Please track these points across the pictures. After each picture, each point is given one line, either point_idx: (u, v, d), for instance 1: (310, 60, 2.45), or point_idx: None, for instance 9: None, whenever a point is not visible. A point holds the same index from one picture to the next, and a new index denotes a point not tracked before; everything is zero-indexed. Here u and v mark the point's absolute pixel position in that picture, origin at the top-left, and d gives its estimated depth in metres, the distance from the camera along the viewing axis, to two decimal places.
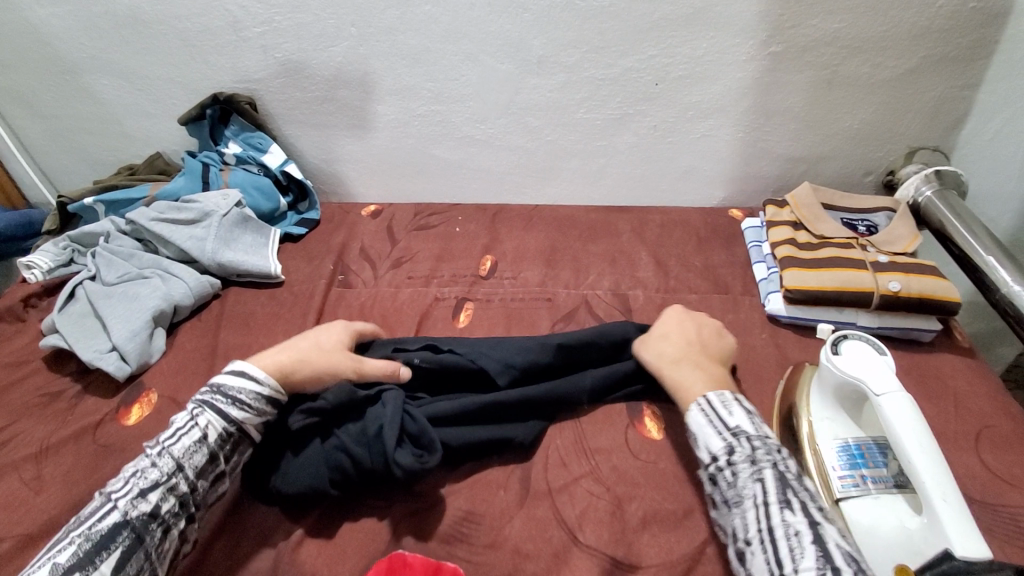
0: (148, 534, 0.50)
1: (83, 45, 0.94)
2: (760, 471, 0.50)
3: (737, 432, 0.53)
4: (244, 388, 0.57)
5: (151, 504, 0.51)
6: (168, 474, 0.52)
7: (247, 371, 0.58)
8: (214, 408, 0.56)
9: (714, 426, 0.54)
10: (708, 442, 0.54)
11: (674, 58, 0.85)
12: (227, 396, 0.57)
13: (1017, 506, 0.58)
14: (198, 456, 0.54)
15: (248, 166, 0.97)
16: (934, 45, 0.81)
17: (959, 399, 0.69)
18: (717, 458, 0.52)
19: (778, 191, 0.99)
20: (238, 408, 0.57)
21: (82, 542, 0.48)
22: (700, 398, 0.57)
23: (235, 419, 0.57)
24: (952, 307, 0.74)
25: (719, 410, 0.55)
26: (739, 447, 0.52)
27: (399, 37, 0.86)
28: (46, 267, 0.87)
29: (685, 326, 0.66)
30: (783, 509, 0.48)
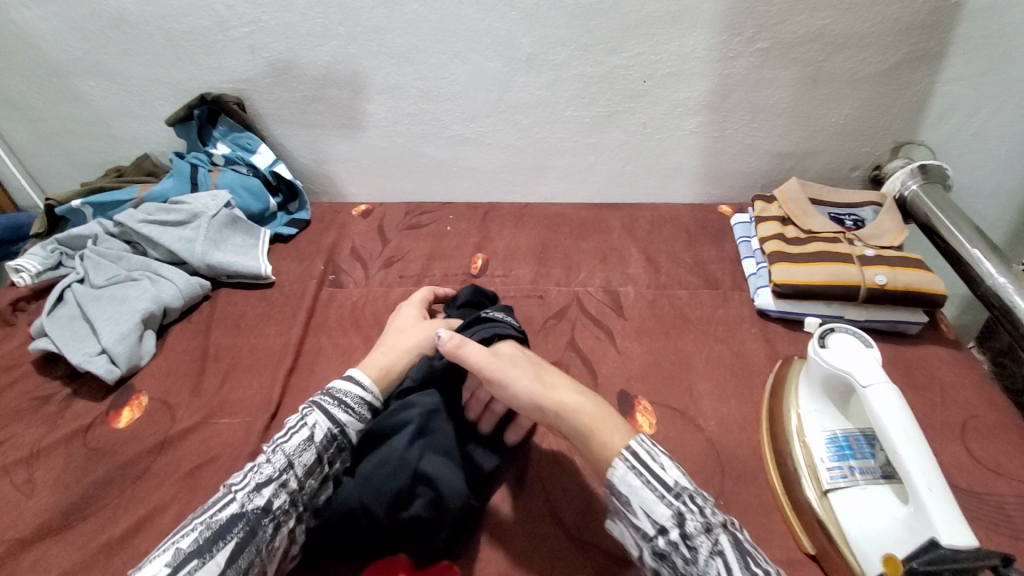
0: (260, 528, 0.50)
1: (67, 46, 0.93)
2: (716, 541, 0.46)
3: (678, 492, 0.48)
4: (346, 390, 0.60)
5: (265, 499, 0.51)
6: (281, 470, 0.53)
7: (354, 378, 0.62)
8: (321, 408, 0.58)
9: (654, 488, 0.48)
10: (650, 510, 0.48)
11: (661, 55, 0.85)
12: (335, 398, 0.59)
13: (1001, 494, 0.59)
14: (308, 454, 0.55)
15: (236, 167, 0.97)
16: (917, 41, 0.82)
17: (945, 390, 0.70)
18: (667, 529, 0.47)
19: (767, 186, 1.00)
20: (343, 411, 0.59)
21: (202, 530, 0.49)
22: (624, 451, 0.50)
23: (340, 421, 0.58)
24: (937, 299, 0.75)
25: (649, 464, 0.50)
26: (689, 515, 0.47)
27: (387, 36, 0.86)
28: (35, 270, 0.87)
29: (514, 360, 0.58)
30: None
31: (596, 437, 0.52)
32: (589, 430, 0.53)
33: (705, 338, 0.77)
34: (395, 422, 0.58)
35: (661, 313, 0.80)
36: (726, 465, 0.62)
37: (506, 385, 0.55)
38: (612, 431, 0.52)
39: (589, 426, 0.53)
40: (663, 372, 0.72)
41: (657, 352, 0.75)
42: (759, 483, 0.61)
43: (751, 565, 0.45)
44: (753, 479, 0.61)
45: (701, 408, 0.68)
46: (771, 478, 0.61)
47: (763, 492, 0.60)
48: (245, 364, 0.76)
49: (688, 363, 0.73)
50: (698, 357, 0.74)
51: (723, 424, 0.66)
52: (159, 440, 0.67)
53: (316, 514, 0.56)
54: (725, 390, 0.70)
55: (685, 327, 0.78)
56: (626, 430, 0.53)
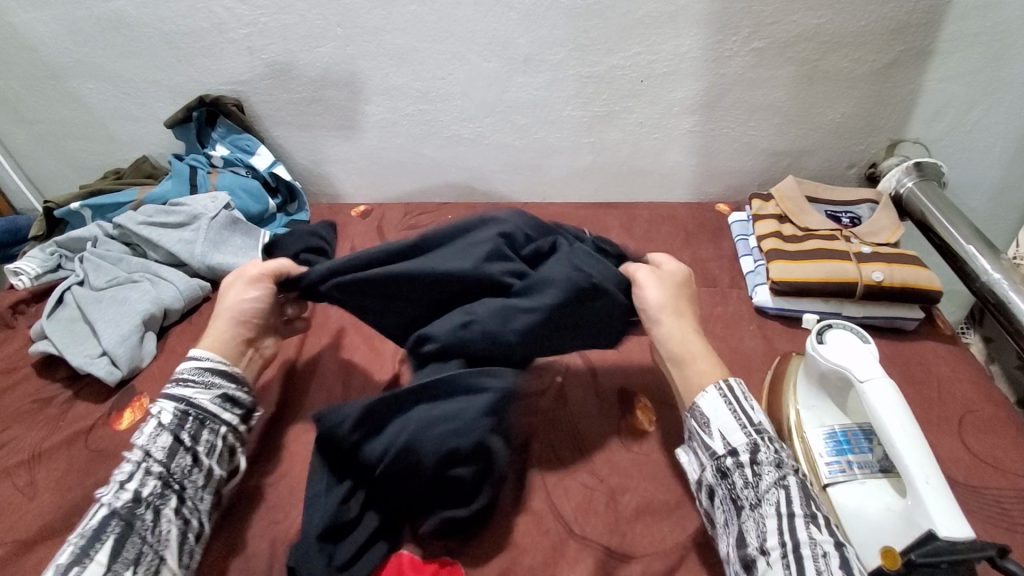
0: (137, 518, 0.50)
1: (65, 49, 0.93)
2: (784, 477, 0.49)
3: (760, 428, 0.52)
4: (183, 366, 0.59)
5: (131, 492, 0.51)
6: (139, 461, 0.53)
7: (196, 355, 0.60)
8: (166, 395, 0.58)
9: (738, 417, 0.52)
10: (726, 435, 0.52)
11: (658, 55, 0.86)
12: (180, 382, 0.58)
13: (998, 487, 0.60)
14: (163, 438, 0.55)
15: (235, 168, 0.97)
16: (912, 39, 0.83)
17: (941, 384, 0.71)
18: (736, 453, 0.51)
19: (764, 184, 1.00)
20: (181, 386, 0.58)
21: (76, 540, 0.48)
22: (722, 382, 0.55)
23: (189, 399, 0.57)
24: (933, 296, 0.76)
25: (741, 402, 0.53)
26: (763, 448, 0.51)
27: (386, 37, 0.86)
28: (34, 272, 0.87)
29: (672, 284, 0.62)
30: (810, 523, 0.46)
31: (693, 366, 0.57)
32: (688, 357, 0.58)
33: (704, 335, 0.77)
34: (471, 390, 0.54)
35: None
36: None
37: (643, 295, 0.60)
38: (704, 369, 0.57)
39: (687, 355, 0.58)
40: None
41: None
42: None
43: (811, 509, 0.47)
44: None
45: None
46: None
47: None
48: None
49: None
50: None
51: None
52: None
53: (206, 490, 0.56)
54: None
55: None
56: (718, 370, 0.57)
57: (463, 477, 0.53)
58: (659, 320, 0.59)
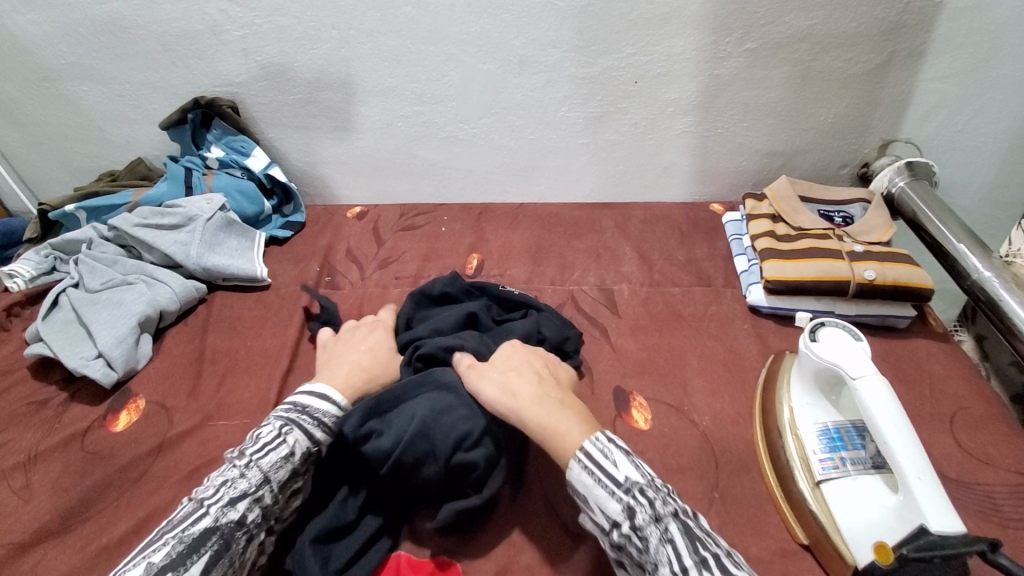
0: (234, 541, 0.49)
1: (59, 51, 0.93)
2: (666, 529, 0.46)
3: (628, 487, 0.48)
4: (327, 410, 0.57)
5: (239, 513, 0.50)
6: (256, 486, 0.52)
7: (329, 395, 0.58)
8: (301, 427, 0.55)
9: (605, 486, 0.48)
10: (604, 505, 0.48)
11: (652, 56, 0.86)
12: (313, 418, 0.56)
13: (989, 482, 0.61)
14: (284, 472, 0.53)
15: (231, 170, 0.97)
16: (902, 40, 0.84)
17: (934, 382, 0.71)
18: (619, 523, 0.47)
19: (757, 184, 1.01)
20: (322, 430, 0.56)
21: (175, 544, 0.48)
22: (579, 451, 0.50)
23: (319, 441, 0.56)
24: (925, 294, 0.76)
25: (602, 463, 0.49)
26: (639, 508, 0.47)
27: (381, 38, 0.87)
28: (28, 275, 0.86)
29: (505, 364, 0.58)
30: (703, 571, 0.44)
31: (556, 441, 0.51)
32: (551, 432, 0.52)
33: (698, 334, 0.78)
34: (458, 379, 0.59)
35: (654, 310, 0.81)
36: (720, 458, 0.63)
37: (478, 391, 0.56)
38: (567, 434, 0.51)
39: (548, 432, 0.52)
40: (657, 368, 0.73)
41: (651, 350, 0.76)
42: (753, 476, 0.62)
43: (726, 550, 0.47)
44: (746, 472, 0.62)
45: (695, 403, 0.69)
46: (765, 472, 0.62)
47: (757, 485, 0.61)
48: (243, 366, 0.76)
49: (682, 359, 0.74)
50: (692, 353, 0.75)
51: (717, 418, 0.67)
52: (157, 442, 0.67)
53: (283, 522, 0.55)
54: (718, 385, 0.71)
55: (679, 323, 0.79)
56: (587, 428, 0.52)
57: (474, 464, 0.55)
58: (509, 404, 0.54)
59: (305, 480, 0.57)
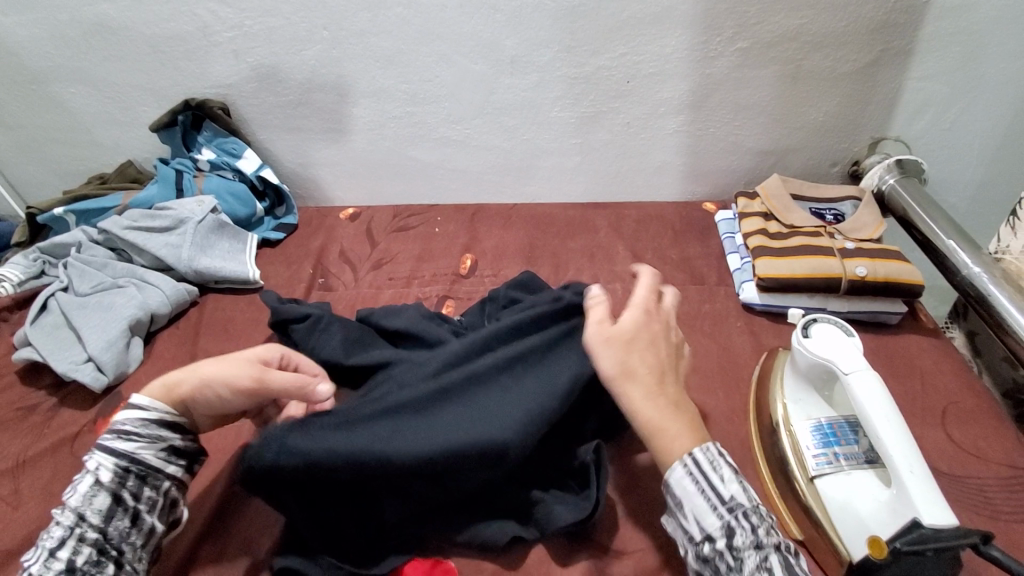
0: None
1: (48, 54, 0.92)
2: (766, 558, 0.45)
3: (732, 505, 0.47)
4: (123, 418, 0.52)
5: (63, 560, 0.46)
6: (72, 526, 0.47)
7: (132, 403, 0.53)
8: (103, 447, 0.51)
9: (709, 498, 0.47)
10: (700, 517, 0.47)
11: (643, 56, 0.86)
12: (113, 432, 0.52)
13: (982, 476, 0.61)
14: (101, 500, 0.49)
15: (222, 172, 0.96)
16: (890, 39, 0.84)
17: (925, 377, 0.72)
18: (713, 537, 0.47)
19: (749, 183, 1.02)
20: (125, 441, 0.51)
21: None
22: (687, 456, 0.49)
23: (128, 452, 0.51)
24: (915, 290, 0.77)
25: (708, 473, 0.48)
26: (739, 529, 0.46)
27: (373, 39, 0.86)
28: (16, 279, 0.86)
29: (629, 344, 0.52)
30: None
31: (658, 439, 0.50)
32: (651, 428, 0.50)
33: (692, 332, 0.78)
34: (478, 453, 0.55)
35: None
36: None
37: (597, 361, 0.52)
38: (674, 436, 0.50)
39: (654, 425, 0.50)
40: None
41: None
42: (747, 472, 0.62)
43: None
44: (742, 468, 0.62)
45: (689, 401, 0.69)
46: (760, 468, 0.62)
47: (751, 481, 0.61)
48: None
49: None
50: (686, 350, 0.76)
51: (712, 415, 0.68)
52: None
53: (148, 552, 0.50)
54: (712, 382, 0.71)
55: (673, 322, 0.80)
56: (690, 436, 0.50)
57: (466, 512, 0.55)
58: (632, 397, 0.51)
59: (153, 497, 0.51)
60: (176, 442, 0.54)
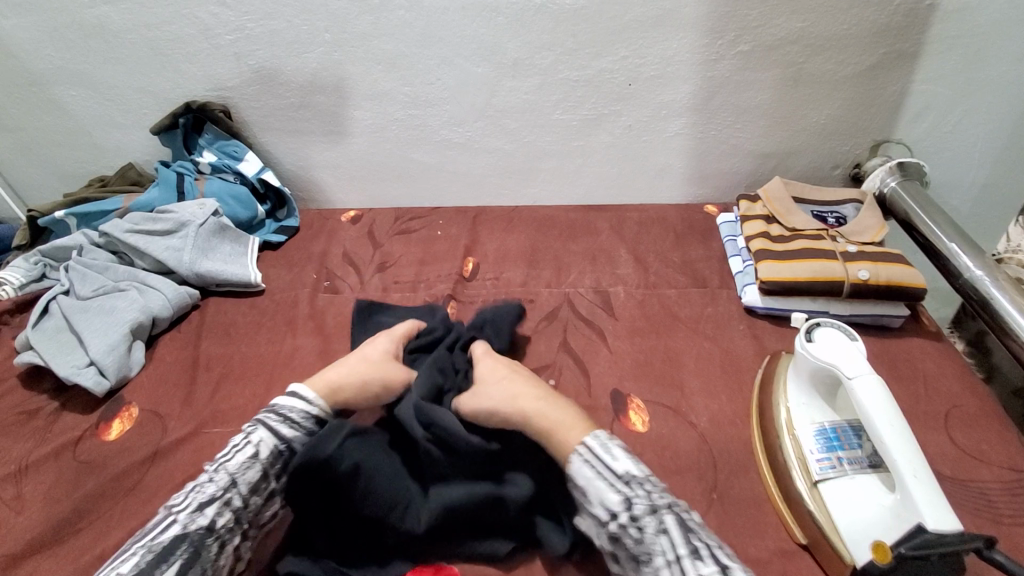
0: (205, 548, 0.49)
1: (49, 56, 0.92)
2: (662, 519, 0.48)
3: (627, 479, 0.51)
4: (291, 404, 0.59)
5: (208, 518, 0.50)
6: (224, 489, 0.52)
7: (298, 392, 0.61)
8: (266, 426, 0.58)
9: (605, 477, 0.51)
10: (603, 497, 0.50)
11: (645, 59, 0.87)
12: (279, 414, 0.59)
13: (985, 480, 0.61)
14: (252, 472, 0.54)
15: (223, 175, 0.96)
16: (892, 42, 0.85)
17: (928, 381, 0.72)
18: (617, 514, 0.49)
19: (751, 186, 1.02)
20: (288, 426, 0.58)
21: (144, 554, 0.47)
22: (580, 446, 0.53)
23: (287, 437, 0.58)
24: (917, 293, 0.77)
25: (602, 456, 0.53)
26: (636, 499, 0.49)
27: (374, 42, 0.86)
28: (18, 282, 0.86)
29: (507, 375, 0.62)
30: (697, 560, 0.45)
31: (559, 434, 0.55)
32: (548, 433, 0.56)
33: (695, 335, 0.78)
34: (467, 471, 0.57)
35: (650, 313, 0.82)
36: (718, 460, 0.64)
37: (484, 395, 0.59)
38: (570, 430, 0.55)
39: (551, 429, 0.56)
40: (654, 370, 0.73)
41: (647, 352, 0.76)
42: (751, 476, 0.62)
43: (697, 544, 0.46)
44: (745, 473, 0.62)
45: (693, 404, 0.69)
46: (762, 472, 0.62)
47: (754, 485, 0.61)
48: (237, 373, 0.75)
49: (679, 360, 0.75)
50: (689, 354, 0.75)
51: (715, 419, 0.68)
52: (150, 451, 0.67)
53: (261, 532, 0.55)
54: (715, 386, 0.71)
55: (676, 325, 0.80)
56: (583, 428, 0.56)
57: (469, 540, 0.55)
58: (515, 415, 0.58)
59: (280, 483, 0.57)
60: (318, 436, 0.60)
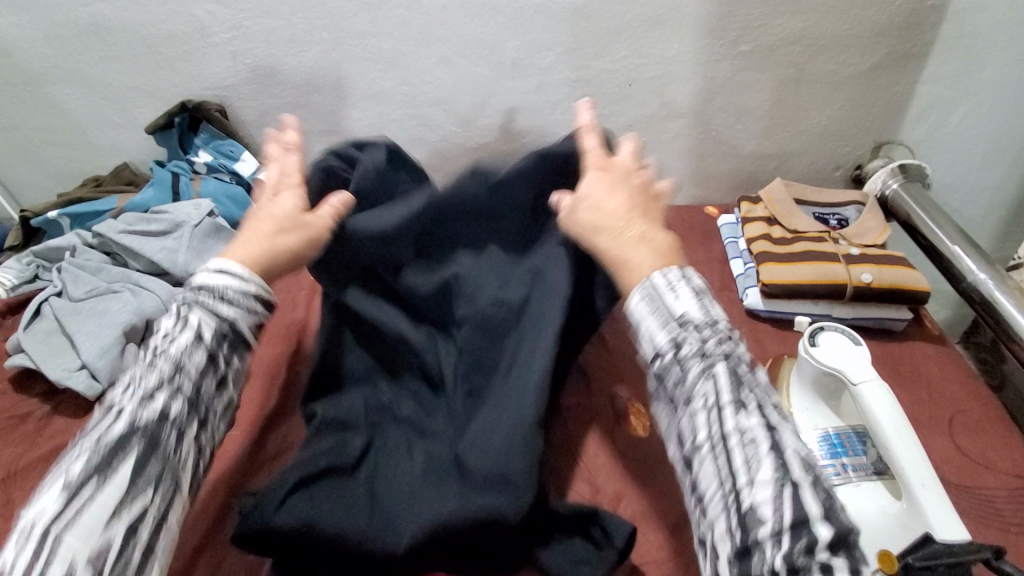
0: (162, 435, 0.43)
1: (42, 54, 0.91)
2: (712, 366, 0.42)
3: (685, 320, 0.44)
4: (220, 282, 0.49)
5: (159, 406, 0.43)
6: (168, 374, 0.44)
7: (227, 268, 0.50)
8: (203, 305, 0.48)
9: (658, 317, 0.45)
10: (652, 336, 0.45)
11: (645, 59, 0.86)
12: (214, 293, 0.48)
13: (990, 487, 0.61)
14: (199, 355, 0.46)
15: (219, 175, 0.95)
16: (895, 42, 0.84)
17: (931, 385, 0.71)
18: (664, 353, 0.43)
19: (752, 187, 1.01)
20: (227, 305, 0.49)
21: (90, 454, 0.41)
22: (644, 280, 0.46)
23: (227, 318, 0.49)
24: (920, 296, 0.76)
25: (664, 297, 0.45)
26: (687, 339, 0.43)
27: (372, 41, 0.85)
28: (11, 284, 0.85)
29: None
30: (737, 410, 0.40)
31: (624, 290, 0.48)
32: None
33: None
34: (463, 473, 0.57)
35: None
36: None
37: None
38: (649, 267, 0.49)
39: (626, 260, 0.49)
40: None
41: None
42: None
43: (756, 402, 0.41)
44: None
45: None
46: None
47: None
48: None
49: None
50: None
51: None
52: None
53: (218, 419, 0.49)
54: None
55: None
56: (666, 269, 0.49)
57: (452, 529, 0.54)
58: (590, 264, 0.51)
59: (232, 367, 0.49)
60: (262, 316, 0.52)
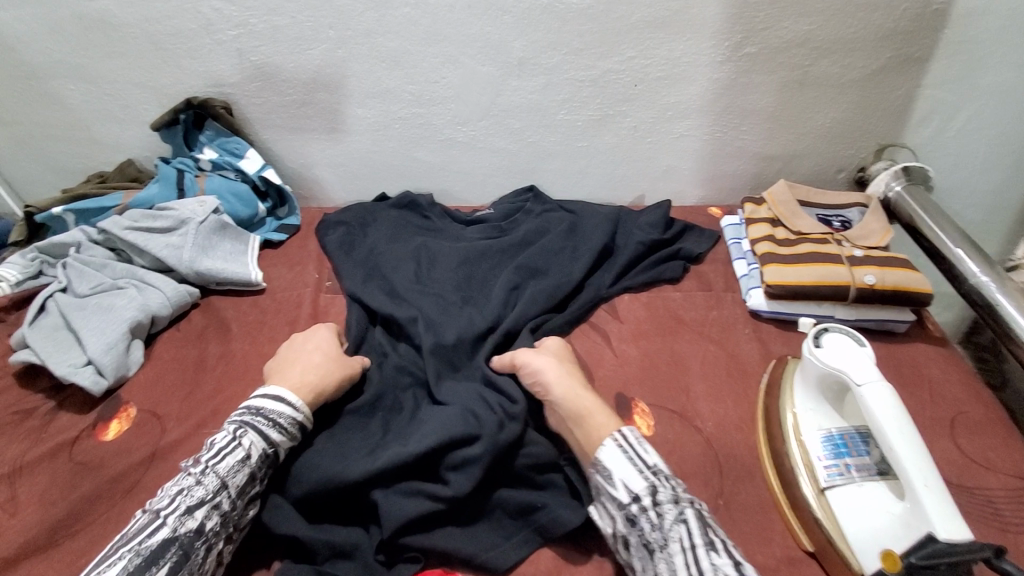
0: (194, 551, 0.49)
1: (48, 50, 0.90)
2: (683, 511, 0.50)
3: (656, 471, 0.53)
4: (279, 410, 0.58)
5: (198, 522, 0.50)
6: (213, 492, 0.52)
7: (284, 396, 0.59)
8: (256, 430, 0.56)
9: (636, 463, 0.53)
10: (628, 481, 0.52)
11: (651, 60, 0.86)
12: (268, 419, 0.57)
13: (991, 488, 0.61)
14: (241, 476, 0.54)
15: (224, 172, 0.95)
16: (899, 46, 0.84)
17: (933, 387, 0.71)
18: (639, 498, 0.51)
19: (755, 188, 1.01)
20: (277, 431, 0.57)
21: (132, 557, 0.48)
22: (616, 433, 0.56)
23: (274, 442, 0.57)
24: (923, 298, 0.77)
25: (637, 447, 0.55)
26: (662, 487, 0.52)
27: (379, 40, 0.85)
28: (14, 279, 0.84)
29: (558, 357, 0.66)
30: (710, 551, 0.47)
31: (591, 420, 0.58)
32: (587, 411, 0.59)
33: (701, 338, 0.77)
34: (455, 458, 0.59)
35: (657, 316, 0.80)
36: (723, 465, 0.63)
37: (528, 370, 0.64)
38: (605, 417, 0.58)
39: (586, 410, 0.59)
40: (660, 374, 0.72)
41: (651, 354, 0.75)
42: (757, 482, 0.62)
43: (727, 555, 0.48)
44: (750, 478, 0.62)
45: (697, 408, 0.69)
46: (770, 480, 0.61)
47: (761, 490, 0.61)
48: (239, 371, 0.75)
49: (684, 363, 0.74)
50: (693, 357, 0.75)
51: (721, 424, 0.67)
52: (148, 452, 0.66)
53: (241, 532, 0.55)
54: (721, 390, 0.71)
55: (681, 328, 0.79)
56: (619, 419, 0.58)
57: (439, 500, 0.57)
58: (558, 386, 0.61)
59: (261, 487, 0.57)
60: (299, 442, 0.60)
